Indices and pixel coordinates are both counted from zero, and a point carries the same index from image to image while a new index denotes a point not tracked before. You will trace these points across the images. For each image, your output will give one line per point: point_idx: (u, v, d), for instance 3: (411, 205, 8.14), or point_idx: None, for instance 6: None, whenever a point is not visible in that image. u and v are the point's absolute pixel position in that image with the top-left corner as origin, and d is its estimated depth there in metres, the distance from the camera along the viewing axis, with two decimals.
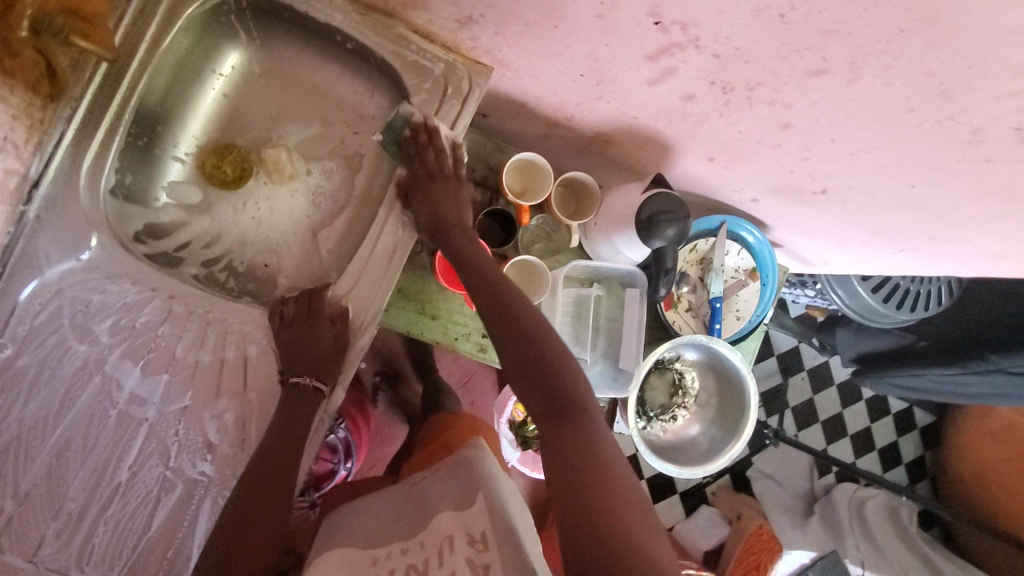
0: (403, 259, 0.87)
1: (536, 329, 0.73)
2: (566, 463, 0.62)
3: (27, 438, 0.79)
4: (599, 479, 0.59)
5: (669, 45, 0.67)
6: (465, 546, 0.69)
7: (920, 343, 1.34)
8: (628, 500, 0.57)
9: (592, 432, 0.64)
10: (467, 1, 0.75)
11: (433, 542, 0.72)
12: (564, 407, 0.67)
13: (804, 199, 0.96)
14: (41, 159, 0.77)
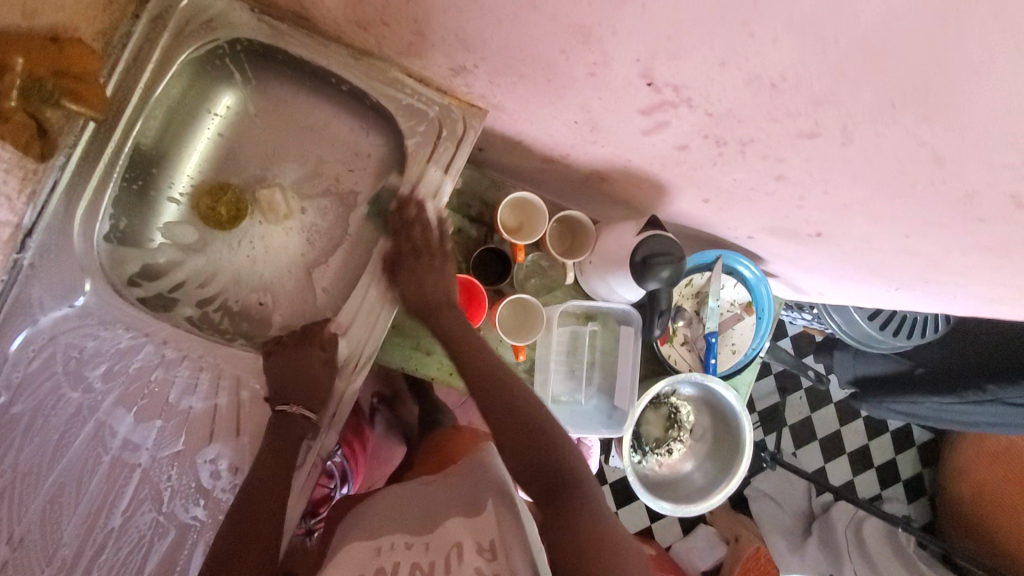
0: (386, 325, 0.88)
1: (537, 426, 0.80)
2: (561, 539, 0.68)
3: (20, 485, 0.79)
4: (594, 551, 0.65)
5: (662, 102, 0.67)
6: (473, 554, 0.63)
7: (916, 370, 1.34)
8: (619, 567, 0.63)
9: (587, 510, 0.71)
10: (459, 52, 0.74)
11: (439, 546, 0.66)
12: (562, 497, 0.74)
13: (799, 239, 0.96)
14: (35, 208, 0.77)
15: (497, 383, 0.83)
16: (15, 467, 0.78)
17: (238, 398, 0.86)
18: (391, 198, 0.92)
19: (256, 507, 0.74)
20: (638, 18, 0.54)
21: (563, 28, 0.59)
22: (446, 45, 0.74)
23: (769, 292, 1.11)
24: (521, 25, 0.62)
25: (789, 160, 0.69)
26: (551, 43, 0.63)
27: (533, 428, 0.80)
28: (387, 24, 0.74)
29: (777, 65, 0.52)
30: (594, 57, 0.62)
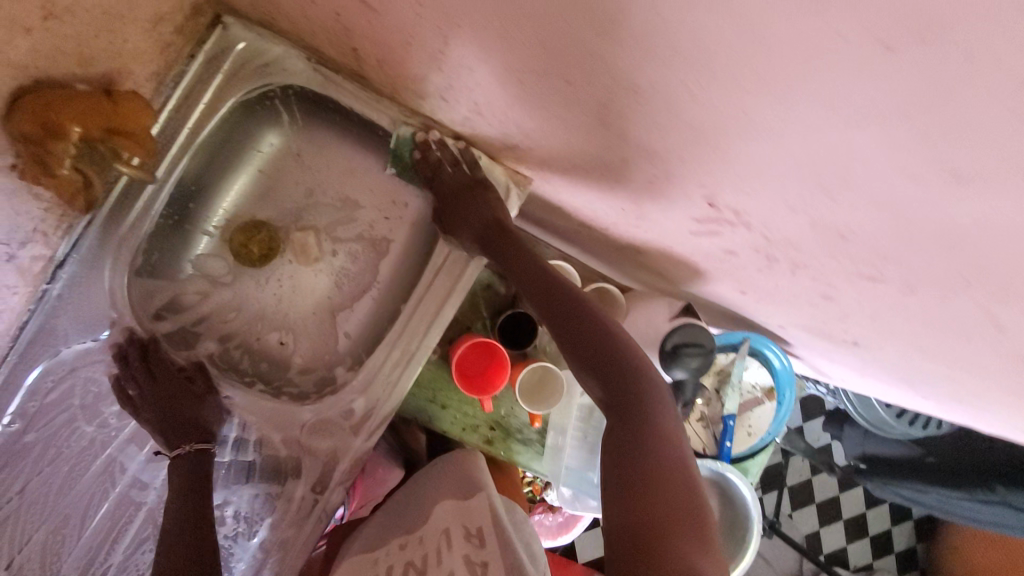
0: (464, 286, 0.88)
1: (609, 327, 0.75)
2: (628, 474, 0.65)
3: (23, 515, 0.77)
4: (659, 490, 0.63)
5: (719, 218, 0.65)
6: (463, 544, 0.74)
7: (928, 458, 1.29)
8: (687, 523, 0.60)
9: (658, 446, 0.67)
10: (515, 134, 0.73)
11: (431, 538, 0.78)
12: (632, 399, 0.70)
13: (833, 341, 0.93)
14: (67, 237, 0.75)
15: (557, 280, 0.78)
16: (22, 496, 0.77)
17: (251, 453, 0.85)
18: (412, 147, 0.87)
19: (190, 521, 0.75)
20: (716, 155, 0.52)
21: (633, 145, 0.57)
22: (503, 127, 0.72)
23: (794, 382, 1.11)
24: (587, 132, 0.60)
25: (841, 287, 0.67)
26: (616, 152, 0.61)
27: (600, 322, 0.75)
28: (446, 100, 0.72)
29: (853, 224, 0.50)
30: (659, 169, 0.60)
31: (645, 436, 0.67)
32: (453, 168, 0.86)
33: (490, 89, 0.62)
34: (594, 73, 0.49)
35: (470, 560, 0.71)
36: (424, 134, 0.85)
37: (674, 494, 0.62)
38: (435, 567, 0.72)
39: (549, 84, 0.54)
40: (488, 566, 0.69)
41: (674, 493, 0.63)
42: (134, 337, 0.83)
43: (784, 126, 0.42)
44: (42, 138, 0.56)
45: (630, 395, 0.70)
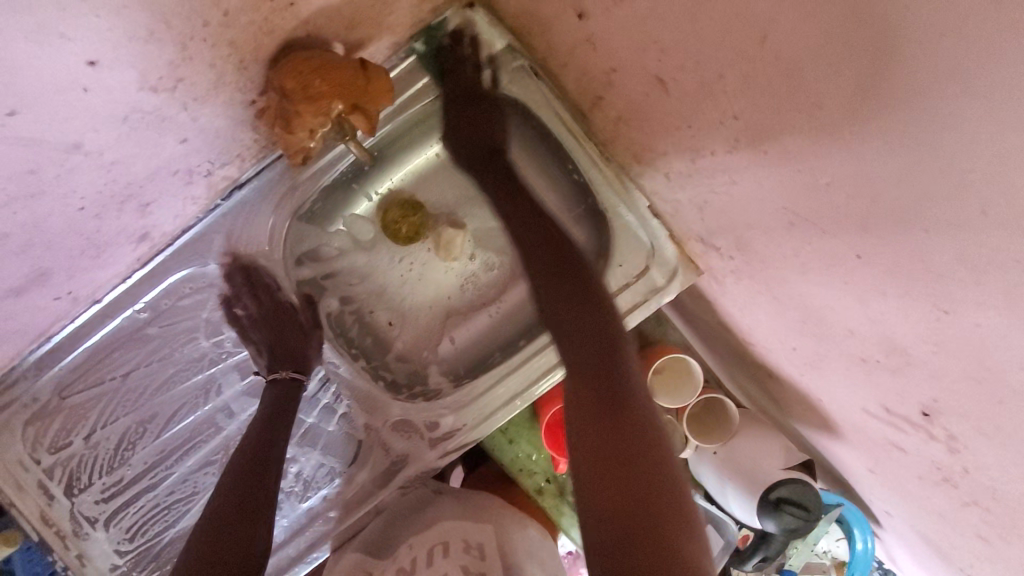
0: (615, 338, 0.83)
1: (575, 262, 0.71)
2: (593, 414, 0.58)
3: (120, 398, 0.81)
4: (626, 430, 0.56)
5: (918, 425, 0.58)
6: (459, 554, 0.67)
7: None
8: (656, 465, 0.53)
9: (615, 382, 0.60)
10: (721, 242, 0.67)
11: (426, 547, 0.70)
12: (596, 338, 0.65)
13: (948, 561, 0.83)
14: (257, 165, 0.78)
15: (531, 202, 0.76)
16: (124, 380, 0.81)
17: (331, 424, 0.85)
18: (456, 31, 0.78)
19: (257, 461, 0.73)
20: (972, 396, 0.44)
21: (873, 333, 0.51)
22: (715, 231, 0.66)
23: (867, 568, 1.03)
24: (823, 296, 0.53)
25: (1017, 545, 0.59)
26: (844, 322, 0.54)
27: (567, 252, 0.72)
28: (667, 180, 0.66)
29: None
30: (887, 363, 0.53)
31: (608, 375, 0.61)
32: (474, 72, 0.78)
33: (733, 205, 0.56)
34: (880, 273, 0.43)
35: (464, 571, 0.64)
36: (471, 19, 0.77)
37: (638, 433, 0.56)
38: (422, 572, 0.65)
39: (811, 244, 0.49)
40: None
41: (641, 428, 0.56)
42: (252, 258, 0.82)
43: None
44: (296, 95, 0.54)
45: (594, 339, 0.65)
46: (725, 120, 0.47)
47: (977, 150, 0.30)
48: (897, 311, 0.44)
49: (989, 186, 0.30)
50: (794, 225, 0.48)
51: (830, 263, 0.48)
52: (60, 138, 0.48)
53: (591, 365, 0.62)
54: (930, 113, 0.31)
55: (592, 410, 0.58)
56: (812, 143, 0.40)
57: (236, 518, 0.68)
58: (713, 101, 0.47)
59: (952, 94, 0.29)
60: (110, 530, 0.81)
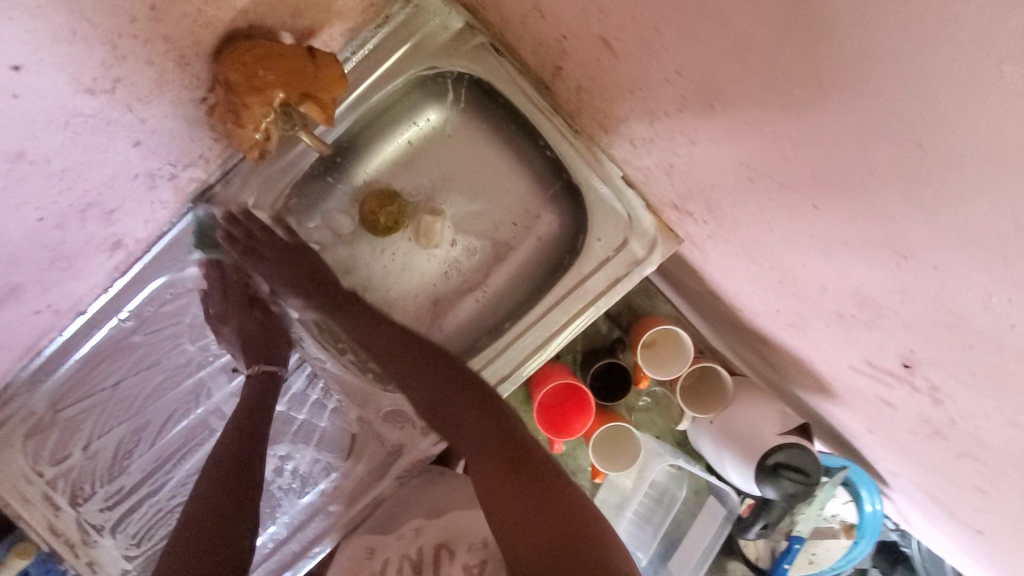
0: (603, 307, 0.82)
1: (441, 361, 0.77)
2: (500, 480, 0.61)
3: (114, 406, 0.82)
4: (528, 482, 0.60)
5: (903, 380, 0.56)
6: (462, 557, 0.60)
7: None
8: (566, 505, 0.56)
9: (507, 446, 0.65)
10: (693, 206, 0.65)
11: (429, 541, 0.67)
12: (482, 413, 0.70)
13: (954, 519, 0.81)
14: (225, 167, 0.78)
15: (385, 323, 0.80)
16: (116, 389, 0.82)
17: (321, 420, 0.87)
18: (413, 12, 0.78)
19: (230, 481, 0.69)
20: (945, 344, 0.43)
21: (844, 286, 0.49)
22: (685, 195, 0.64)
23: (878, 532, 1.01)
24: (793, 252, 0.52)
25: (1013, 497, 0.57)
26: (817, 279, 0.53)
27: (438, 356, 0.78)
28: (633, 146, 0.65)
29: None
30: (864, 317, 0.51)
31: (499, 444, 0.66)
32: (441, 46, 0.79)
33: (695, 166, 0.55)
34: (838, 222, 0.41)
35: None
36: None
37: (540, 479, 0.60)
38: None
39: (771, 199, 0.47)
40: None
41: (540, 474, 0.61)
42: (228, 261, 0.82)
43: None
44: (240, 86, 0.54)
45: (481, 416, 0.69)
46: (669, 76, 0.45)
47: (899, 76, 0.28)
48: (862, 261, 0.43)
49: (910, 114, 0.29)
50: (752, 180, 0.47)
51: (791, 216, 0.46)
52: (3, 148, 0.47)
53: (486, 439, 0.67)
54: (851, 49, 0.29)
55: (498, 478, 0.61)
56: (749, 90, 0.38)
57: (215, 542, 0.62)
58: (655, 57, 0.45)
59: (859, 22, 0.28)
60: (118, 535, 0.82)
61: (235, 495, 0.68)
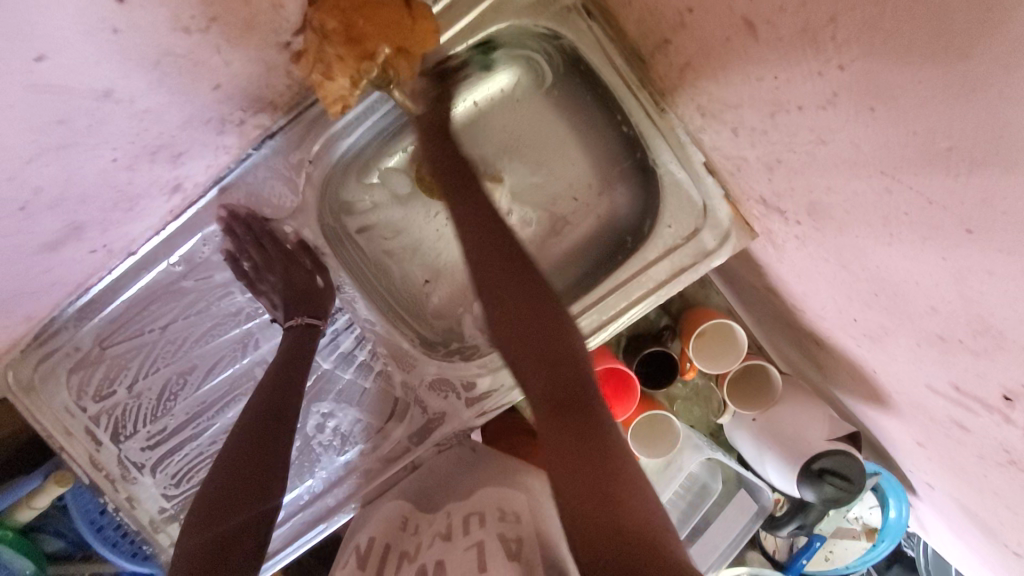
0: (665, 297, 0.78)
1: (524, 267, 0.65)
2: (564, 440, 0.52)
3: (160, 348, 0.80)
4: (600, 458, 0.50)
5: (995, 408, 0.54)
6: (496, 521, 0.61)
7: None
8: (633, 486, 0.48)
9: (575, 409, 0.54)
10: (789, 205, 0.62)
11: (460, 513, 0.66)
12: (544, 355, 0.59)
13: (992, 540, 0.80)
14: (290, 115, 0.75)
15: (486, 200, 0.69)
16: (164, 331, 0.80)
17: (366, 381, 0.84)
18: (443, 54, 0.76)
19: (259, 436, 0.68)
20: None
21: (964, 312, 0.46)
22: (784, 192, 0.61)
23: (899, 536, 1.01)
24: (911, 270, 0.49)
25: None
26: (926, 298, 0.50)
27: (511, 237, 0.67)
28: (733, 136, 0.62)
29: None
30: (973, 345, 0.49)
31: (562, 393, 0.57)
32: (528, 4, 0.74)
33: (817, 167, 0.51)
34: (992, 252, 0.38)
35: (502, 535, 0.58)
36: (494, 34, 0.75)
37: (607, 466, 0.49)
38: (461, 536, 0.60)
39: (907, 214, 0.44)
40: (523, 543, 0.57)
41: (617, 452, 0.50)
42: (245, 213, 0.77)
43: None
44: (336, 35, 0.51)
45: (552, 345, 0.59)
46: (826, 69, 0.41)
47: None
48: (1002, 293, 0.40)
49: None
50: (890, 192, 0.44)
51: (928, 237, 0.44)
52: (93, 85, 0.46)
53: (555, 400, 0.55)
54: None
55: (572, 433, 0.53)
56: (930, 102, 0.35)
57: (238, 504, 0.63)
58: (813, 46, 0.41)
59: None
60: (157, 475, 0.82)
61: (257, 451, 0.67)
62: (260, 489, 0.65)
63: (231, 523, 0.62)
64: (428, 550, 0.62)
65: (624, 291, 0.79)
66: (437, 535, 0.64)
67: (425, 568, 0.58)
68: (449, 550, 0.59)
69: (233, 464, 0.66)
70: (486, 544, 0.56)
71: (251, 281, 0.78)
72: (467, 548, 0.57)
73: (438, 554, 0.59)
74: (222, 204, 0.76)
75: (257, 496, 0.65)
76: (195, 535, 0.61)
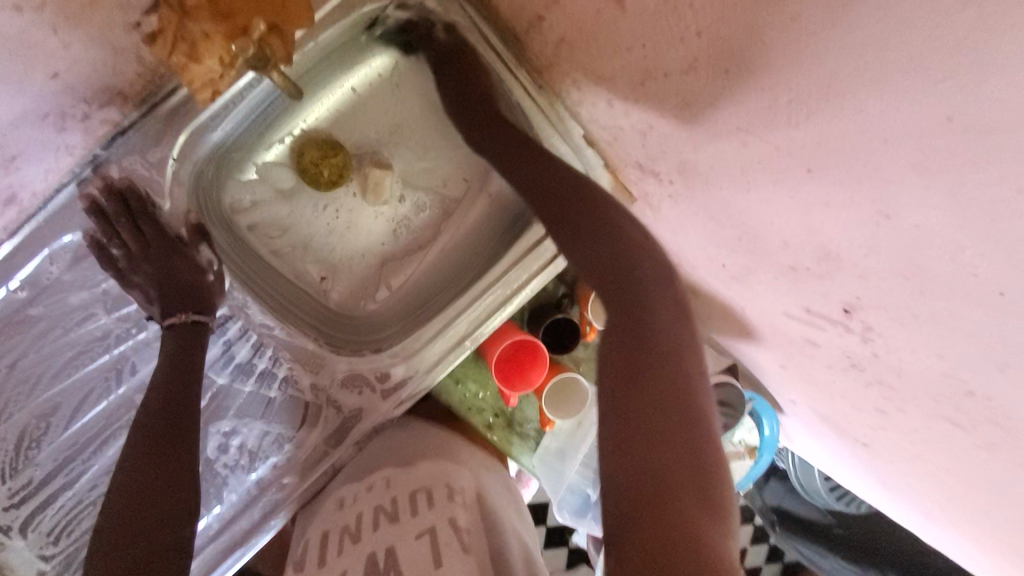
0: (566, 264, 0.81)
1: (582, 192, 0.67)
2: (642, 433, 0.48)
3: (11, 390, 0.69)
4: (657, 397, 0.49)
5: (838, 321, 0.65)
6: (445, 502, 0.64)
7: (835, 530, 1.25)
8: (666, 488, 0.44)
9: (667, 357, 0.53)
10: (662, 167, 0.69)
11: (405, 489, 0.67)
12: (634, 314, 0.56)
13: (842, 435, 0.96)
14: (144, 110, 0.67)
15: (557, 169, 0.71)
16: (12, 371, 0.69)
17: (273, 390, 0.79)
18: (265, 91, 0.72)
19: (164, 448, 0.63)
20: (897, 291, 0.50)
21: (810, 243, 0.55)
22: (657, 156, 0.68)
23: (775, 449, 1.16)
24: (767, 212, 0.57)
25: (908, 412, 0.69)
26: (779, 236, 0.59)
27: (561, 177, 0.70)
28: (609, 106, 0.67)
29: (990, 390, 0.51)
30: (817, 269, 0.59)
31: (674, 361, 0.52)
32: None
33: (684, 130, 0.58)
34: (829, 186, 0.46)
35: (455, 524, 0.61)
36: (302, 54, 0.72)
37: (664, 480, 0.45)
38: (409, 518, 0.62)
39: (760, 161, 0.51)
40: (472, 535, 0.60)
41: (669, 410, 0.49)
42: (112, 201, 0.68)
43: (998, 309, 0.40)
44: (201, 10, 0.49)
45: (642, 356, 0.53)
46: (686, 37, 0.47)
47: (932, 58, 0.32)
48: (837, 220, 0.48)
49: (949, 91, 0.32)
50: (746, 144, 0.51)
51: (778, 179, 0.51)
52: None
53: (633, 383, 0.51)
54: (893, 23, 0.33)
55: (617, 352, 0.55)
56: (778, 59, 0.41)
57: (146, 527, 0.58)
58: (675, 15, 0.47)
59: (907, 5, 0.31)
60: (29, 534, 0.72)
61: (171, 460, 0.63)
62: (173, 500, 0.61)
63: (137, 548, 0.57)
64: (374, 532, 0.62)
65: (526, 262, 0.81)
66: (380, 516, 0.64)
67: (373, 558, 0.58)
68: (399, 535, 0.60)
69: (143, 474, 0.61)
70: (438, 534, 0.59)
71: (122, 273, 0.70)
72: (417, 538, 0.59)
73: (385, 540, 0.60)
74: (84, 180, 0.67)
75: (175, 514, 0.61)
76: (110, 554, 0.56)
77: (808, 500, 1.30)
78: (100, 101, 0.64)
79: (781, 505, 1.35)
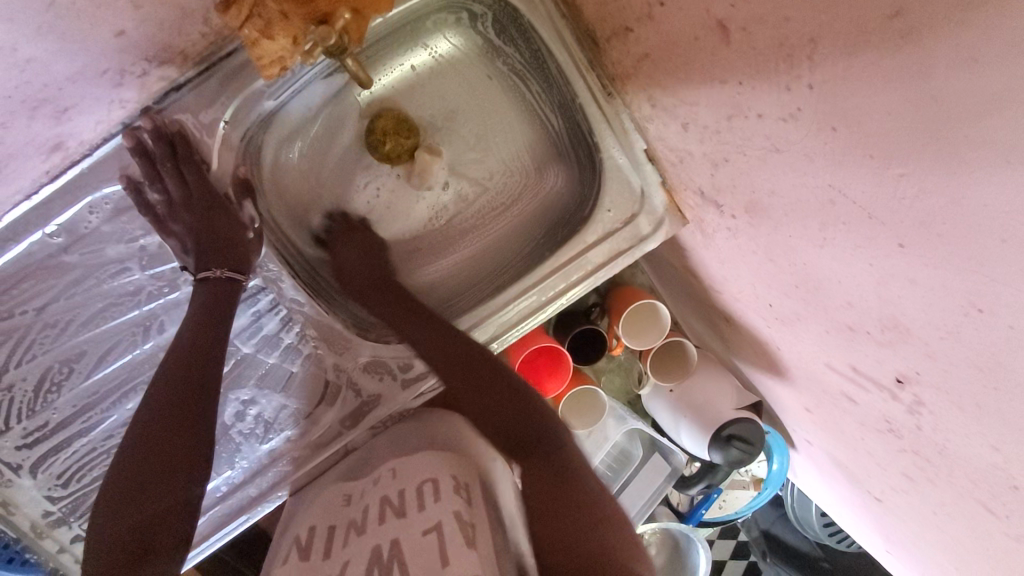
0: (602, 279, 0.78)
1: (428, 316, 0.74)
2: (554, 492, 0.56)
3: (38, 333, 0.69)
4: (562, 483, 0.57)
5: (886, 388, 0.62)
6: (451, 496, 0.60)
7: (822, 563, 1.26)
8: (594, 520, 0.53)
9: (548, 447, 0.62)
10: (728, 200, 0.66)
11: (408, 480, 0.65)
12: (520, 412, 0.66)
13: (857, 486, 0.94)
14: (200, 68, 0.66)
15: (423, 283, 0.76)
16: (40, 314, 0.68)
17: (294, 365, 0.77)
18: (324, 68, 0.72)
19: (177, 400, 0.61)
20: (964, 378, 0.48)
21: (878, 309, 0.52)
22: (724, 188, 0.65)
23: (780, 484, 1.12)
24: (837, 269, 0.54)
25: (938, 486, 0.67)
26: (844, 295, 0.56)
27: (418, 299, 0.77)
28: (683, 131, 0.64)
29: None
30: (879, 336, 0.56)
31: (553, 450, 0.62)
32: None
33: (764, 171, 0.55)
34: (918, 263, 0.43)
35: (460, 518, 0.57)
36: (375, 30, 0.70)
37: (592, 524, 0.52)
38: (415, 512, 0.58)
39: (846, 223, 0.48)
40: (477, 532, 0.56)
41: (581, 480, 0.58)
42: (158, 146, 0.66)
43: None
44: None
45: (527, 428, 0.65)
46: (794, 84, 0.45)
47: None
48: (918, 297, 0.45)
49: None
50: (833, 203, 0.48)
51: (859, 245, 0.48)
52: None
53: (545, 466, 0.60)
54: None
55: (534, 466, 0.60)
56: (895, 131, 0.38)
57: (157, 488, 0.57)
58: (788, 62, 0.44)
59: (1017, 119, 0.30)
60: (38, 475, 0.72)
61: (178, 422, 0.61)
62: (183, 474, 0.59)
63: (153, 509, 0.56)
64: (376, 524, 0.59)
65: (561, 272, 0.77)
66: (384, 510, 0.61)
67: (378, 550, 0.54)
68: (404, 529, 0.56)
69: (157, 431, 0.59)
70: (445, 531, 0.54)
71: (161, 219, 0.68)
72: (425, 533, 0.54)
73: (390, 533, 0.56)
74: (135, 127, 0.66)
75: (186, 478, 0.59)
76: (113, 520, 0.55)
77: (799, 530, 1.29)
78: (159, 60, 0.63)
79: (770, 529, 1.34)
